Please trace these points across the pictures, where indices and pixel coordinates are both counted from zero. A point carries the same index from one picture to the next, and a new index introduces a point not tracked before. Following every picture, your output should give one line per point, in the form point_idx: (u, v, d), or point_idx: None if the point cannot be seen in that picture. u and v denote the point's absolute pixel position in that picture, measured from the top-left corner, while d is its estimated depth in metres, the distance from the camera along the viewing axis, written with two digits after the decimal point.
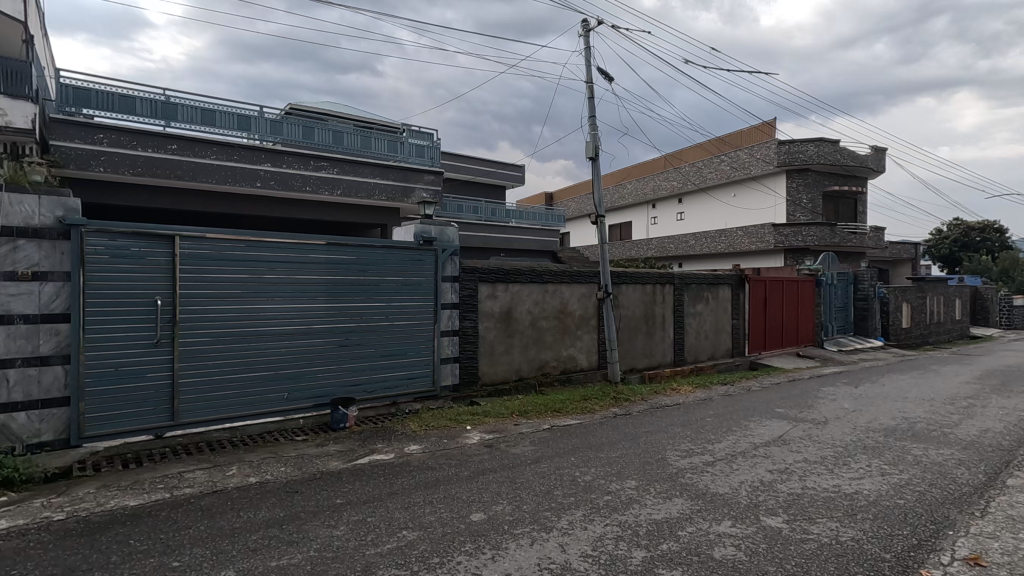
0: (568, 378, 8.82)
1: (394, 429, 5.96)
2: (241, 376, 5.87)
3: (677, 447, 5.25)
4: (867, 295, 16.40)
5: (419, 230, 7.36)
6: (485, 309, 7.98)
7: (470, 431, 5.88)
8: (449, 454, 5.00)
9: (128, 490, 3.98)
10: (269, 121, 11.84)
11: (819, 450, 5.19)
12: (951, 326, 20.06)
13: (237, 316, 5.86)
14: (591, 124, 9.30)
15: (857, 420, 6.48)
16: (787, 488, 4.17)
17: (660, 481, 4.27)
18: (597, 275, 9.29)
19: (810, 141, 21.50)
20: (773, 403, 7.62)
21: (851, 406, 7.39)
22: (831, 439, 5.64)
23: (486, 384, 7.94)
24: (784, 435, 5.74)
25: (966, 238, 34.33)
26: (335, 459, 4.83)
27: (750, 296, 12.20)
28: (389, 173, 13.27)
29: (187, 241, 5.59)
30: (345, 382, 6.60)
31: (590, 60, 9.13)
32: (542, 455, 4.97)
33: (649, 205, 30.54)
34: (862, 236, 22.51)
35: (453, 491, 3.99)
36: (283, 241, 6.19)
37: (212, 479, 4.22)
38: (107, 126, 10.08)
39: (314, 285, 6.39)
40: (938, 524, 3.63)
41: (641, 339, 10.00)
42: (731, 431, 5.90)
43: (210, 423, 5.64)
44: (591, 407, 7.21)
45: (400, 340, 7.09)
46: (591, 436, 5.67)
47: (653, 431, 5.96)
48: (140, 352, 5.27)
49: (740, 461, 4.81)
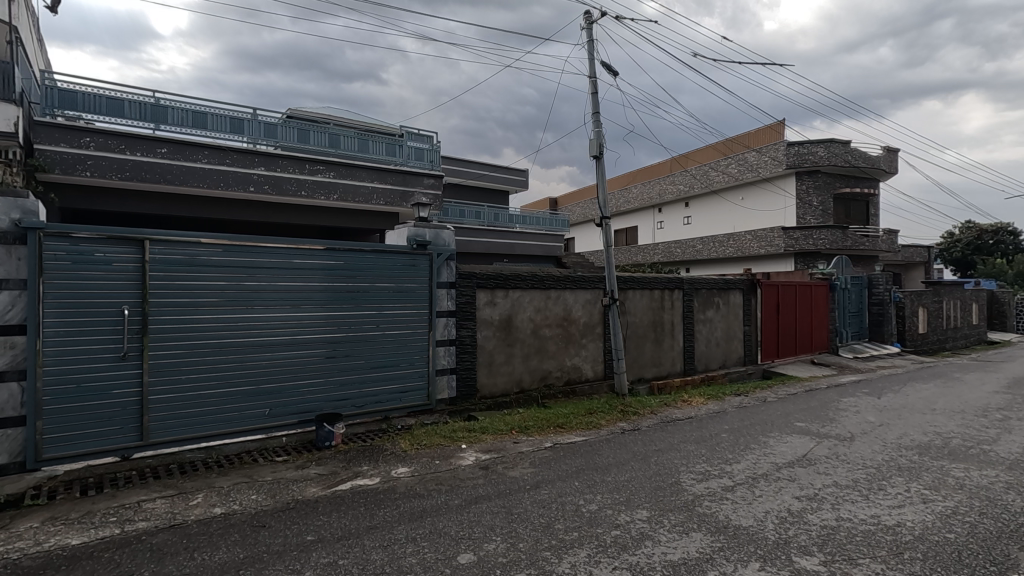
0: (572, 390, 8.35)
1: (383, 447, 5.53)
2: (219, 392, 5.44)
3: (692, 469, 4.77)
4: (882, 300, 15.81)
5: (411, 233, 6.96)
6: (483, 317, 7.51)
7: (465, 450, 5.41)
8: (440, 477, 4.54)
9: (75, 525, 3.55)
10: (263, 123, 11.47)
11: (850, 473, 4.69)
12: (968, 331, 19.45)
13: (214, 326, 5.43)
14: (594, 121, 8.87)
15: (886, 436, 5.97)
16: (819, 520, 3.68)
17: (673, 511, 3.79)
18: (602, 281, 8.82)
19: (820, 142, 21.00)
20: (792, 416, 7.11)
21: (877, 419, 6.86)
22: (860, 458, 5.15)
23: (485, 397, 7.47)
24: (809, 454, 5.24)
25: (979, 241, 33.61)
26: (314, 484, 4.37)
27: (762, 302, 11.71)
28: (387, 176, 12.90)
29: (159, 246, 5.18)
30: (332, 397, 6.17)
31: (594, 54, 8.71)
32: (543, 478, 4.51)
33: (656, 209, 30.10)
34: (875, 239, 21.95)
35: (441, 525, 3.52)
36: (264, 246, 5.76)
37: (173, 510, 3.77)
38: (93, 130, 9.72)
39: (298, 293, 5.96)
40: (999, 565, 3.13)
41: (649, 347, 9.51)
42: (750, 449, 5.42)
43: (184, 442, 5.21)
44: (597, 421, 6.72)
45: (392, 351, 6.66)
46: (596, 456, 5.20)
47: (663, 449, 5.48)
48: (104, 367, 4.85)
49: (762, 486, 4.32)
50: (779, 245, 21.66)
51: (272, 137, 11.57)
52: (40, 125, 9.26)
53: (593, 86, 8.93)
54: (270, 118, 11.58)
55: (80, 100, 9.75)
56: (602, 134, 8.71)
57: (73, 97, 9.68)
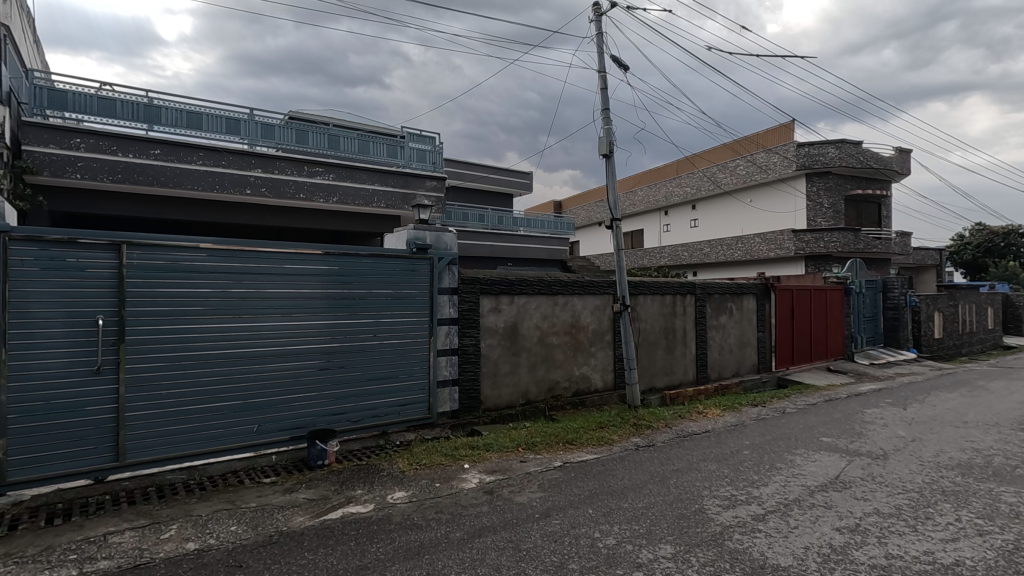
0: (581, 401, 7.94)
1: (379, 467, 5.13)
2: (203, 408, 5.05)
3: (716, 493, 4.34)
4: (898, 304, 15.36)
5: (411, 237, 6.56)
6: (487, 325, 7.11)
7: (468, 471, 5.00)
8: (440, 504, 4.12)
9: (29, 564, 3.16)
10: (260, 124, 11.13)
11: (891, 498, 4.26)
12: (984, 335, 18.93)
13: (197, 337, 5.04)
14: (604, 117, 8.49)
15: (922, 453, 5.53)
16: (868, 558, 3.26)
17: (702, 546, 3.38)
18: (611, 286, 8.42)
19: (831, 143, 20.56)
20: (817, 430, 6.68)
21: (907, 433, 6.43)
22: (899, 480, 4.71)
23: (489, 410, 7.06)
24: (841, 475, 4.81)
25: (990, 244, 32.95)
26: (301, 513, 3.97)
27: (777, 307, 11.29)
28: (388, 178, 12.55)
29: (139, 251, 4.80)
30: (326, 411, 5.78)
31: (603, 49, 8.32)
32: (553, 505, 4.10)
33: (662, 212, 29.72)
34: (887, 242, 21.48)
35: (440, 565, 3.12)
36: (252, 250, 5.37)
37: (140, 546, 3.40)
38: (84, 130, 9.38)
39: (291, 300, 5.58)
40: None
41: (661, 356, 9.09)
42: (776, 469, 4.99)
43: (164, 463, 4.83)
44: (609, 437, 6.30)
45: (390, 361, 6.26)
46: (610, 478, 4.78)
47: (682, 469, 5.05)
48: (76, 382, 4.47)
49: (797, 515, 3.90)
50: (789, 249, 21.31)
51: (269, 138, 11.23)
52: (29, 125, 8.88)
53: (602, 82, 8.54)
54: (268, 119, 11.24)
55: (70, 100, 9.41)
56: (612, 132, 8.33)
57: (63, 97, 9.32)
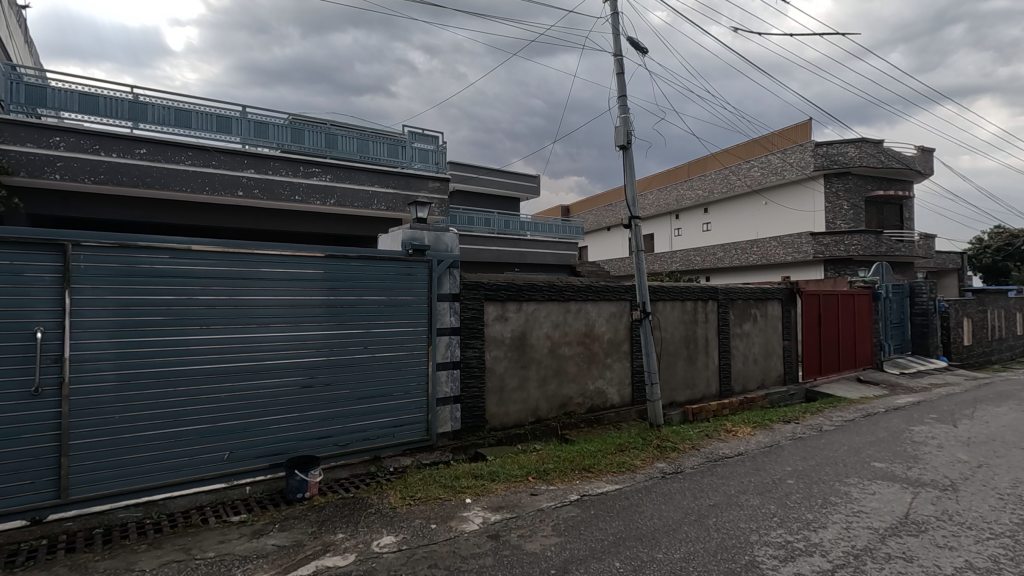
0: (596, 418, 7.22)
1: (368, 502, 4.43)
2: (166, 434, 4.37)
3: (767, 539, 3.60)
4: (926, 310, 14.53)
5: (406, 237, 5.88)
6: (492, 335, 6.42)
7: (469, 507, 4.29)
8: (434, 555, 3.41)
9: None
10: (253, 123, 10.53)
11: (981, 546, 3.51)
12: (1013, 342, 18.02)
13: (159, 351, 4.38)
14: (620, 105, 7.82)
15: (996, 484, 4.77)
16: None
17: None
18: (628, 291, 7.72)
19: (851, 142, 19.79)
20: (865, 452, 5.91)
21: (971, 457, 5.65)
22: (983, 520, 3.94)
23: (495, 429, 6.36)
24: (912, 514, 4.05)
25: (1010, 247, 31.98)
26: (266, 568, 3.27)
27: (804, 313, 10.53)
28: (389, 180, 11.95)
29: (89, 252, 4.14)
30: (311, 434, 5.09)
31: (618, 31, 7.68)
32: (573, 556, 3.37)
33: (672, 215, 29.07)
34: (910, 245, 20.66)
35: None
36: (225, 253, 4.71)
37: None
38: (64, 129, 8.74)
39: (270, 308, 4.92)
40: None
41: (682, 367, 8.36)
42: (832, 505, 4.24)
43: (117, 498, 4.15)
44: (630, 462, 5.57)
45: (382, 377, 5.57)
46: (638, 518, 4.04)
47: (721, 505, 4.30)
48: (9, 405, 3.80)
49: (874, 571, 3.16)
50: (807, 252, 20.76)
51: (264, 136, 10.63)
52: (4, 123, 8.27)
53: (618, 67, 7.88)
54: (261, 116, 10.65)
55: (48, 95, 8.77)
56: (628, 121, 7.67)
57: (42, 92, 8.71)
